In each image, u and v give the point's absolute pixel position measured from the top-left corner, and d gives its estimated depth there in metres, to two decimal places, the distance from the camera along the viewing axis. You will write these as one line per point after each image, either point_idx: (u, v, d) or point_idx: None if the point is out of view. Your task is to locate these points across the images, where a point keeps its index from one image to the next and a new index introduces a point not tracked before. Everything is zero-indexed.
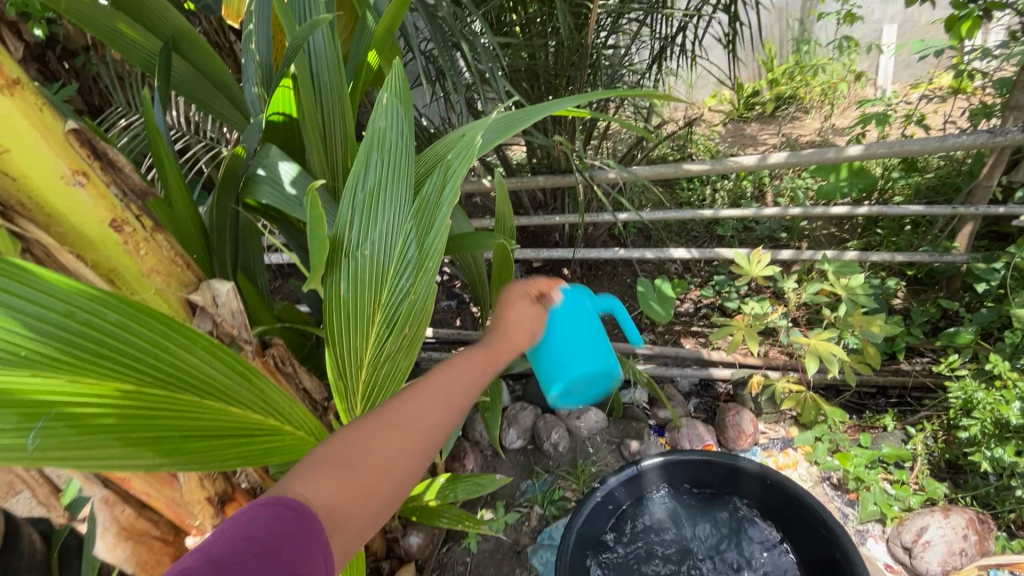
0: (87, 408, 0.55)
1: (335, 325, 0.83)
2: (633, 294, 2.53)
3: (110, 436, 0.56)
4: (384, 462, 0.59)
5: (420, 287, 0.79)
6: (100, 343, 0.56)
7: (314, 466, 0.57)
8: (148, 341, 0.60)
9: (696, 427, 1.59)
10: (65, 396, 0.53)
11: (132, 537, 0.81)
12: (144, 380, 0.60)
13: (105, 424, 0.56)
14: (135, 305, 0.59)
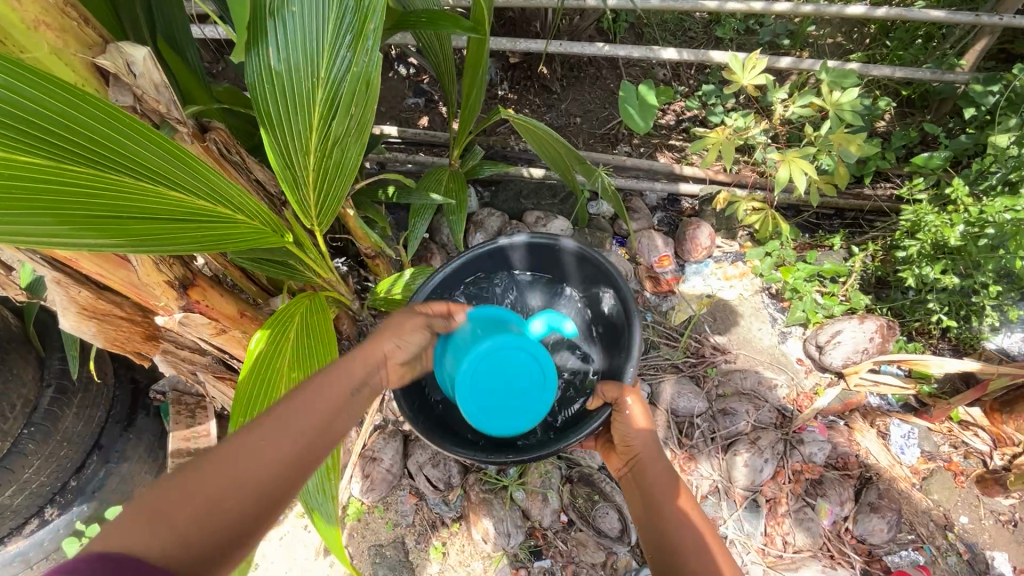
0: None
1: (272, 102, 0.77)
2: (614, 102, 2.37)
3: (38, 209, 0.53)
4: (233, 466, 0.55)
5: (358, 54, 0.72)
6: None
7: (155, 495, 0.51)
8: (48, 105, 0.51)
9: (653, 237, 1.58)
10: None
11: (97, 316, 0.83)
12: (50, 150, 0.53)
13: (18, 191, 0.51)
14: (23, 64, 0.48)
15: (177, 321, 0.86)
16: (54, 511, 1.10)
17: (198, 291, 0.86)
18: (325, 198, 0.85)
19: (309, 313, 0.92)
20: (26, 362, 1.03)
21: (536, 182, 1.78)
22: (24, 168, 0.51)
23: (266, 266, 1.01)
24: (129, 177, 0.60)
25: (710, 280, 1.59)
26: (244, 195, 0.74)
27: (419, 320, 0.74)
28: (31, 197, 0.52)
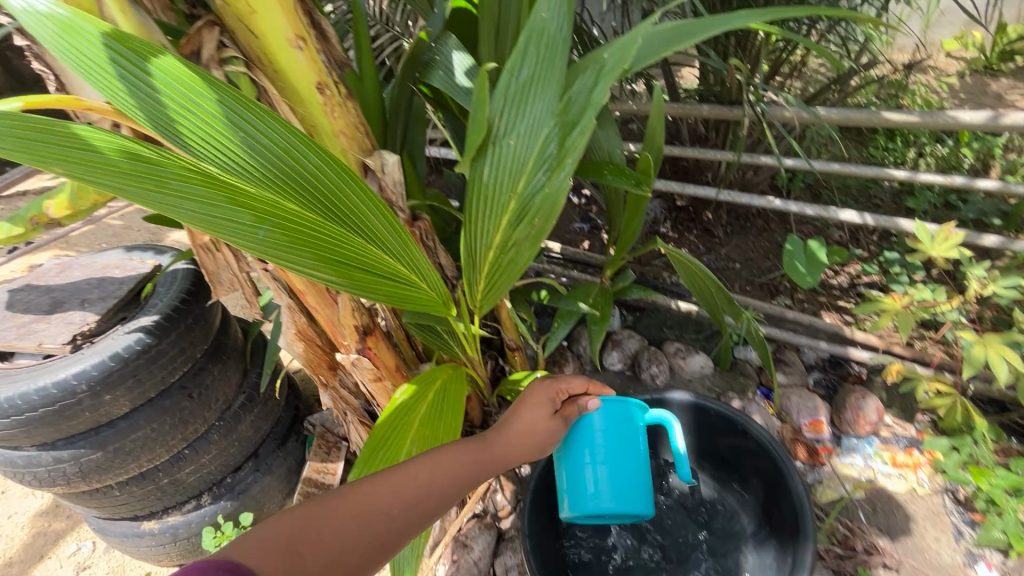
0: (289, 222, 0.71)
1: (476, 206, 0.91)
2: (779, 254, 2.33)
3: (305, 249, 0.74)
4: (373, 505, 0.74)
5: (554, 181, 0.83)
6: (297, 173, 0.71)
7: (327, 504, 0.72)
8: (330, 182, 0.73)
9: (811, 397, 1.46)
10: (273, 208, 0.69)
11: (301, 340, 1.07)
12: (320, 210, 0.74)
13: (297, 234, 0.73)
14: (331, 155, 0.73)
15: (351, 360, 1.05)
16: (208, 499, 1.30)
17: (373, 340, 1.04)
18: (490, 284, 0.99)
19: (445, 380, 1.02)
20: (237, 368, 1.30)
21: (682, 315, 1.79)
22: (304, 220, 0.73)
23: (428, 335, 1.17)
24: (359, 239, 0.80)
25: (872, 461, 1.37)
26: (428, 269, 0.91)
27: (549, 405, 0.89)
28: (300, 238, 0.73)
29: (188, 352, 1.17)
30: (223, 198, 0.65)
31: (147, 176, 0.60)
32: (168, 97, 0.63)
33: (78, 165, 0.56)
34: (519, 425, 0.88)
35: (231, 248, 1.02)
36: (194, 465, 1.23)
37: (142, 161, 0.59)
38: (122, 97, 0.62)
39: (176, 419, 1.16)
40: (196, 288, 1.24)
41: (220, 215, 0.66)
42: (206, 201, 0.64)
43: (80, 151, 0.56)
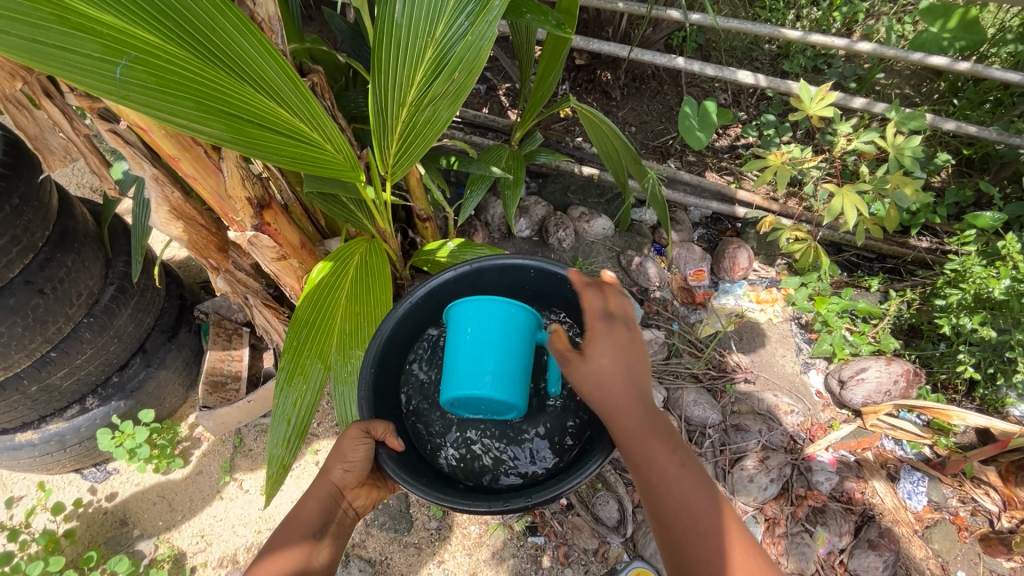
0: (153, 56, 0.57)
1: (387, 55, 0.78)
2: (671, 117, 2.40)
3: (185, 96, 0.60)
4: (299, 516, 0.71)
5: (479, 27, 0.76)
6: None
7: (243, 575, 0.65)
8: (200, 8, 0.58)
9: (696, 251, 1.63)
10: (125, 36, 0.54)
11: (182, 218, 0.91)
12: (191, 48, 0.60)
13: (164, 76, 0.58)
14: None
15: (248, 239, 0.92)
16: (94, 402, 1.17)
17: (271, 215, 0.92)
18: (404, 152, 0.87)
19: (358, 249, 0.96)
20: (98, 257, 1.10)
21: (585, 179, 1.82)
22: (170, 57, 0.58)
23: (330, 205, 1.06)
24: (250, 90, 0.66)
25: (741, 300, 1.60)
26: (335, 132, 0.79)
27: (354, 428, 0.74)
28: (171, 82, 0.59)
29: (25, 240, 0.96)
30: (49, 16, 0.49)
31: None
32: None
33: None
34: (337, 443, 0.74)
35: (56, 103, 0.78)
36: (66, 367, 1.08)
37: None
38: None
39: (31, 319, 0.99)
40: (16, 160, 0.98)
41: (58, 43, 0.51)
42: (28, 20, 0.48)
43: None
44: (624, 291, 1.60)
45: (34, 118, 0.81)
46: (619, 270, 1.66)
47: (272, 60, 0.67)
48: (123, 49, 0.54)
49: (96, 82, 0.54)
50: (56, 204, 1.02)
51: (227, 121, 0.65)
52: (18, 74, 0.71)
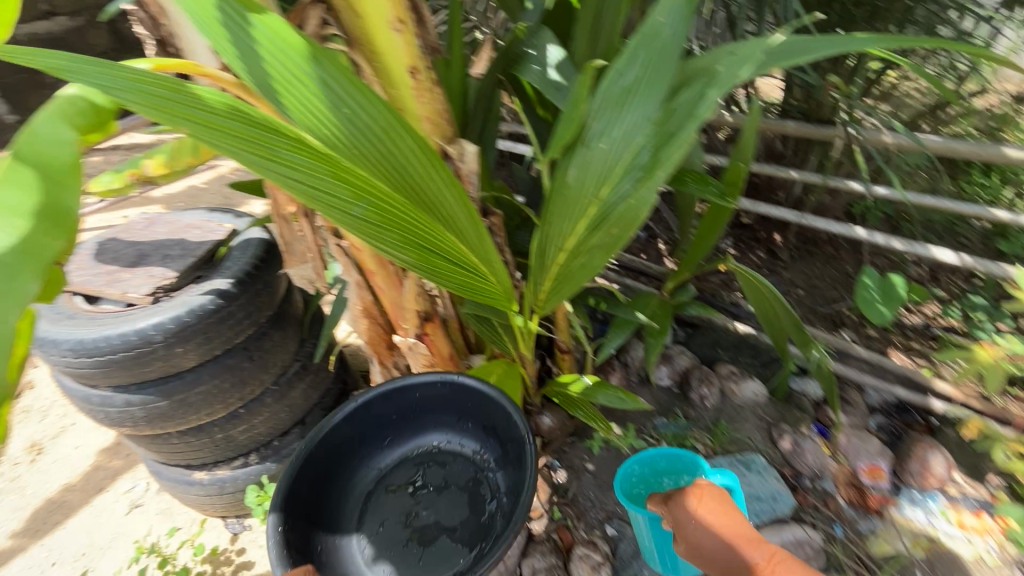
0: (387, 205, 0.72)
1: (554, 207, 0.90)
2: (850, 284, 2.18)
3: (394, 232, 0.76)
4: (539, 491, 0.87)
5: (641, 192, 0.80)
6: (401, 165, 0.71)
7: None
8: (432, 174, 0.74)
9: (873, 441, 1.40)
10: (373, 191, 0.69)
11: (366, 316, 1.09)
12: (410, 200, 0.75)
13: (388, 216, 0.74)
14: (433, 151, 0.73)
15: (406, 343, 1.06)
16: (254, 459, 1.34)
17: (430, 327, 1.05)
18: (557, 286, 0.98)
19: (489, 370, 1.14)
20: (296, 336, 1.34)
21: (739, 337, 1.73)
22: (397, 205, 0.73)
23: (481, 326, 1.17)
24: (443, 227, 0.80)
25: (935, 519, 1.28)
26: (498, 270, 0.91)
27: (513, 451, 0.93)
28: (384, 218, 0.74)
29: (255, 316, 1.19)
30: (328, 174, 0.65)
31: (254, 141, 0.59)
32: (267, 49, 0.58)
33: (202, 127, 0.56)
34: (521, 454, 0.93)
35: (308, 222, 1.03)
36: (246, 424, 1.27)
37: (256, 125, 0.58)
38: (224, 44, 0.59)
39: (236, 378, 1.20)
40: (268, 255, 1.25)
41: (310, 188, 0.65)
42: (291, 170, 0.63)
43: (200, 111, 0.56)
44: (773, 470, 1.39)
45: (291, 230, 1.06)
46: (770, 445, 1.47)
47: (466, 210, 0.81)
48: (367, 198, 0.70)
49: (329, 210, 0.69)
50: (289, 299, 1.33)
51: (415, 245, 0.80)
52: (297, 202, 0.96)
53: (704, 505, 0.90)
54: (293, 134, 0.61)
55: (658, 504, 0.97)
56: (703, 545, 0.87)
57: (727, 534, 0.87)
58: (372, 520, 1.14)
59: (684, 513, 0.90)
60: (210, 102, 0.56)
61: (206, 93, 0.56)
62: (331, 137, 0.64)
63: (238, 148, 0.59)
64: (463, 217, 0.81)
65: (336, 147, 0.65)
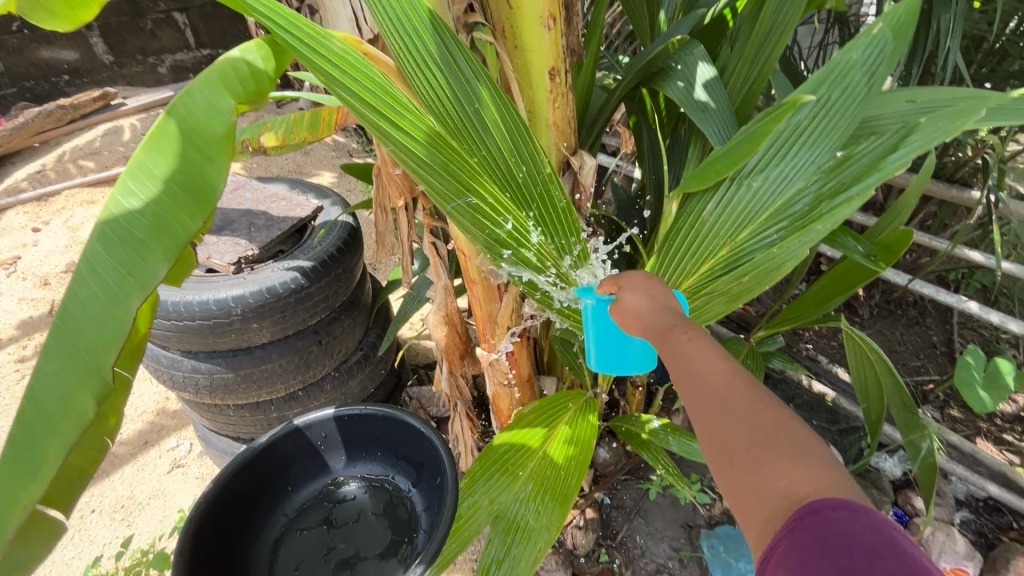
0: (510, 217, 0.78)
1: (677, 239, 0.85)
2: (933, 356, 2.03)
3: (516, 249, 0.80)
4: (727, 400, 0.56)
5: (787, 246, 0.76)
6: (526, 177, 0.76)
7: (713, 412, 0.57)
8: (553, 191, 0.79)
9: (962, 542, 1.26)
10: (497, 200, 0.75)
11: (448, 323, 1.04)
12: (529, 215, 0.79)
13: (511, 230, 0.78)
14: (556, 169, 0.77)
15: (489, 358, 0.99)
16: None
17: (518, 346, 0.98)
18: None
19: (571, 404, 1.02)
20: (364, 325, 1.29)
21: (815, 397, 1.61)
22: (516, 216, 0.78)
23: (564, 351, 1.09)
24: (555, 248, 0.83)
25: None
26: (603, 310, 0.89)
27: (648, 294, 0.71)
28: (503, 227, 0.78)
29: (331, 301, 1.15)
30: (452, 164, 0.69)
31: (401, 123, 0.64)
32: (431, 58, 0.64)
33: (361, 107, 0.60)
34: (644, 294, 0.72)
35: (409, 216, 0.97)
36: (303, 407, 1.24)
37: (413, 124, 0.65)
38: (388, 32, 0.63)
39: (303, 361, 1.16)
40: (352, 239, 1.20)
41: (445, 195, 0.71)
42: (431, 175, 0.68)
43: (375, 106, 0.61)
44: None
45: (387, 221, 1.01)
46: None
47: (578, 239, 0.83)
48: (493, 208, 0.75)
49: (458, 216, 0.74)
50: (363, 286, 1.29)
51: (530, 265, 0.82)
52: (405, 196, 0.91)
53: (703, 338, 0.62)
54: (433, 125, 0.67)
55: (612, 289, 0.74)
56: (727, 438, 0.54)
57: (740, 376, 0.58)
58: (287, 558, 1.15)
59: (674, 347, 0.62)
60: (381, 93, 0.62)
61: (375, 72, 0.60)
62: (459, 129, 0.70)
63: (386, 136, 0.63)
64: (574, 243, 0.83)
65: (456, 140, 0.70)
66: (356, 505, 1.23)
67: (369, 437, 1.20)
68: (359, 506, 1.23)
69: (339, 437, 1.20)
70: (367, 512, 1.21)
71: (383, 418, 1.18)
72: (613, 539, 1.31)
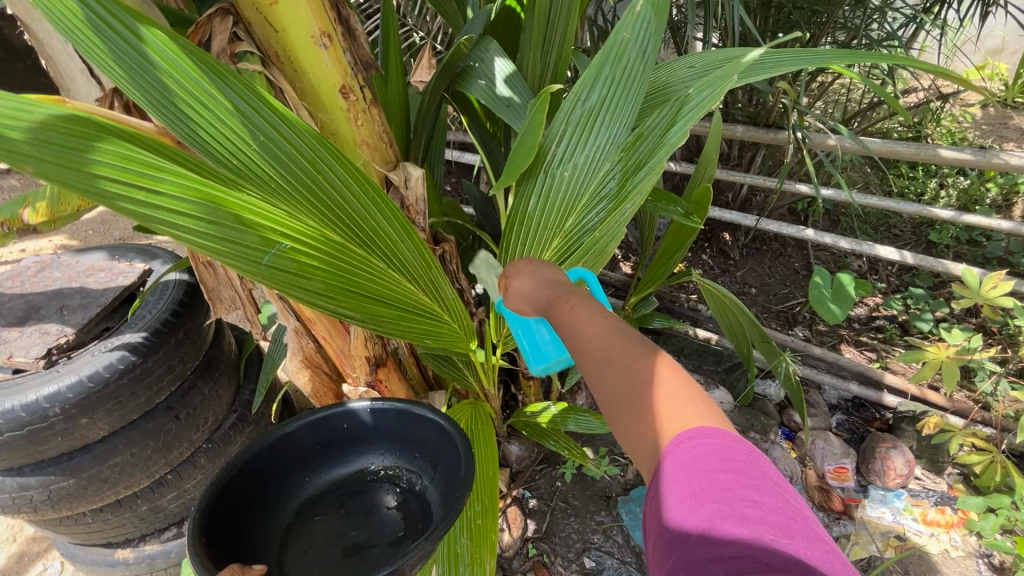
0: (315, 252, 0.68)
1: (512, 241, 0.82)
2: (798, 282, 2.25)
3: (327, 284, 0.71)
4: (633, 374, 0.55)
5: (609, 225, 0.81)
6: (326, 192, 0.68)
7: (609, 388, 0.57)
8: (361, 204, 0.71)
9: (838, 443, 1.41)
10: (296, 232, 0.66)
11: (308, 367, 0.96)
12: (346, 238, 0.71)
13: (322, 266, 0.70)
14: (364, 180, 0.70)
15: (358, 393, 0.98)
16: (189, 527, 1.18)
17: (383, 373, 0.97)
18: None
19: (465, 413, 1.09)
20: (231, 384, 1.19)
21: (700, 344, 1.72)
22: (327, 245, 0.69)
23: (441, 364, 1.08)
24: (386, 268, 0.76)
25: (902, 516, 1.31)
26: (457, 316, 0.89)
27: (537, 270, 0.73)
28: (310, 266, 0.68)
29: (178, 370, 1.04)
30: (224, 213, 0.60)
31: (130, 179, 0.53)
32: (167, 82, 0.57)
33: (59, 165, 0.50)
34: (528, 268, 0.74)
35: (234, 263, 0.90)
36: (176, 491, 1.11)
37: (146, 168, 0.54)
38: (111, 71, 0.56)
39: (160, 443, 1.04)
40: (190, 298, 1.10)
41: (223, 241, 0.61)
42: (183, 222, 0.57)
43: (72, 155, 0.50)
44: None
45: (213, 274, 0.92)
46: None
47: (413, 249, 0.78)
48: (287, 243, 0.66)
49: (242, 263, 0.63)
50: (218, 343, 1.18)
51: (357, 297, 0.75)
52: None
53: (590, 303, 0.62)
54: (190, 172, 0.57)
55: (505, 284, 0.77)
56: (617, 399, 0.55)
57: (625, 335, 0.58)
58: (296, 546, 0.89)
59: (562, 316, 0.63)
60: (80, 133, 0.51)
61: (76, 121, 0.51)
62: (237, 171, 0.62)
63: (141, 207, 0.55)
64: (410, 257, 0.78)
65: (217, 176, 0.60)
66: (372, 506, 0.97)
67: (372, 437, 0.97)
68: (375, 492, 0.98)
69: (323, 443, 0.96)
70: (384, 507, 0.96)
71: (393, 413, 0.96)
72: (540, 532, 1.31)
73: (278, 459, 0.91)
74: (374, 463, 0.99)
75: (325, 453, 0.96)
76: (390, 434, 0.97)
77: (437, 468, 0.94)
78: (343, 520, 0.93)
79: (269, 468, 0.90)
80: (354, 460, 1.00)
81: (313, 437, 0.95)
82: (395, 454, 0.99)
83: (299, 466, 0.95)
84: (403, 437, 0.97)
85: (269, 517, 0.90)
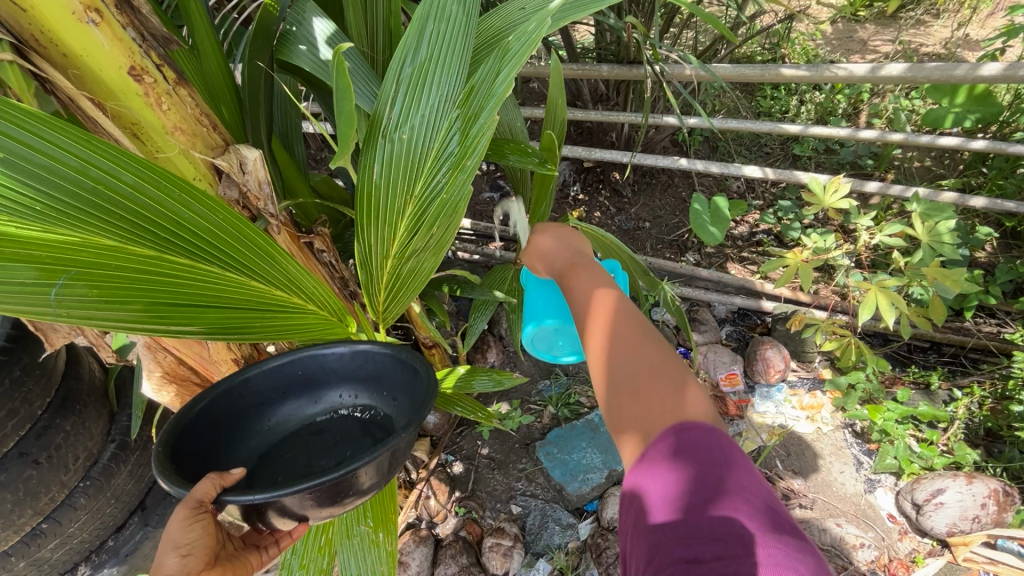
0: (112, 269, 0.59)
1: (363, 213, 0.80)
2: (686, 210, 2.37)
3: (133, 300, 0.61)
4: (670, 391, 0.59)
5: (453, 187, 0.73)
6: (114, 198, 0.59)
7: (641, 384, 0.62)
8: (165, 201, 0.62)
9: (726, 353, 1.53)
10: (83, 250, 0.57)
11: (174, 381, 0.89)
12: (161, 245, 0.63)
13: (129, 282, 0.60)
14: (158, 174, 0.61)
15: None
16: (87, 569, 1.10)
17: None
18: (394, 297, 0.89)
19: None
20: (100, 414, 1.09)
21: None
22: (132, 259, 0.60)
23: None
24: (218, 269, 0.68)
25: (783, 407, 1.47)
26: (325, 308, 0.83)
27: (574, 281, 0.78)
28: (108, 290, 0.59)
29: (24, 412, 0.95)
30: None
31: None
32: None
33: None
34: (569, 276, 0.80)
35: None
36: (57, 538, 1.02)
37: None
38: None
39: (22, 493, 0.95)
40: (21, 332, 0.99)
41: None
42: None
43: None
44: None
45: None
46: None
47: (249, 239, 0.69)
48: (69, 269, 0.56)
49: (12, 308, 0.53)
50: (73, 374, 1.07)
51: (187, 310, 0.66)
52: None
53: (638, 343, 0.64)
54: None
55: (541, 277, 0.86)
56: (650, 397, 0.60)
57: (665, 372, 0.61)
58: (257, 489, 0.75)
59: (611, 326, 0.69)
60: None
61: None
62: None
63: None
64: (248, 249, 0.70)
65: None
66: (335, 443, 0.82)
67: (336, 373, 0.85)
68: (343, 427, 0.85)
69: (284, 386, 0.83)
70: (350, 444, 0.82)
71: (363, 350, 0.84)
72: (466, 491, 1.35)
73: (226, 403, 0.77)
74: (342, 402, 0.86)
75: (281, 393, 0.82)
76: (361, 370, 0.85)
77: (399, 395, 0.83)
78: (307, 460, 0.80)
79: (216, 419, 0.76)
80: (317, 399, 0.86)
81: (269, 379, 0.81)
82: (363, 387, 0.86)
83: (256, 409, 0.81)
84: (374, 369, 0.85)
85: (221, 464, 0.76)
